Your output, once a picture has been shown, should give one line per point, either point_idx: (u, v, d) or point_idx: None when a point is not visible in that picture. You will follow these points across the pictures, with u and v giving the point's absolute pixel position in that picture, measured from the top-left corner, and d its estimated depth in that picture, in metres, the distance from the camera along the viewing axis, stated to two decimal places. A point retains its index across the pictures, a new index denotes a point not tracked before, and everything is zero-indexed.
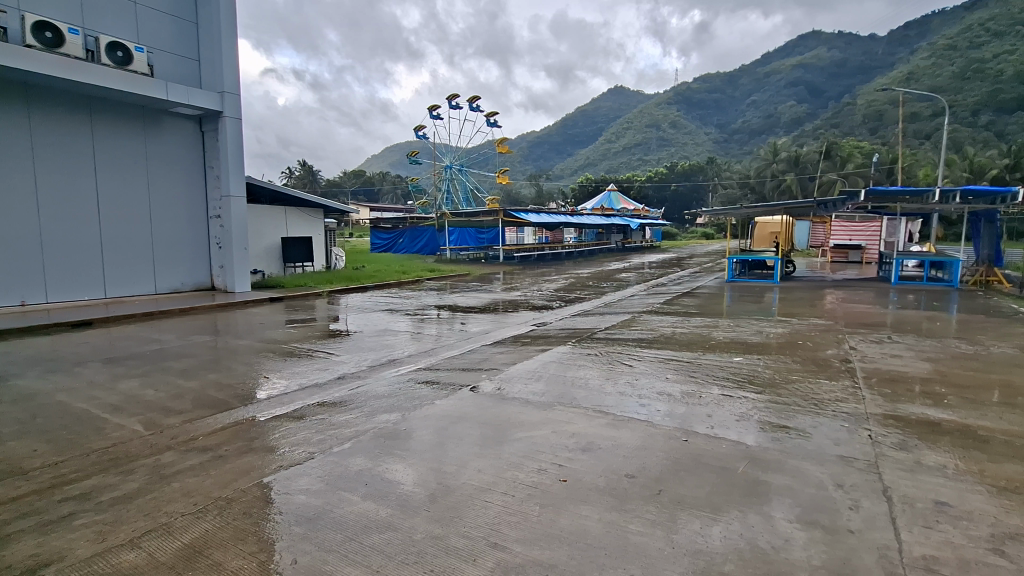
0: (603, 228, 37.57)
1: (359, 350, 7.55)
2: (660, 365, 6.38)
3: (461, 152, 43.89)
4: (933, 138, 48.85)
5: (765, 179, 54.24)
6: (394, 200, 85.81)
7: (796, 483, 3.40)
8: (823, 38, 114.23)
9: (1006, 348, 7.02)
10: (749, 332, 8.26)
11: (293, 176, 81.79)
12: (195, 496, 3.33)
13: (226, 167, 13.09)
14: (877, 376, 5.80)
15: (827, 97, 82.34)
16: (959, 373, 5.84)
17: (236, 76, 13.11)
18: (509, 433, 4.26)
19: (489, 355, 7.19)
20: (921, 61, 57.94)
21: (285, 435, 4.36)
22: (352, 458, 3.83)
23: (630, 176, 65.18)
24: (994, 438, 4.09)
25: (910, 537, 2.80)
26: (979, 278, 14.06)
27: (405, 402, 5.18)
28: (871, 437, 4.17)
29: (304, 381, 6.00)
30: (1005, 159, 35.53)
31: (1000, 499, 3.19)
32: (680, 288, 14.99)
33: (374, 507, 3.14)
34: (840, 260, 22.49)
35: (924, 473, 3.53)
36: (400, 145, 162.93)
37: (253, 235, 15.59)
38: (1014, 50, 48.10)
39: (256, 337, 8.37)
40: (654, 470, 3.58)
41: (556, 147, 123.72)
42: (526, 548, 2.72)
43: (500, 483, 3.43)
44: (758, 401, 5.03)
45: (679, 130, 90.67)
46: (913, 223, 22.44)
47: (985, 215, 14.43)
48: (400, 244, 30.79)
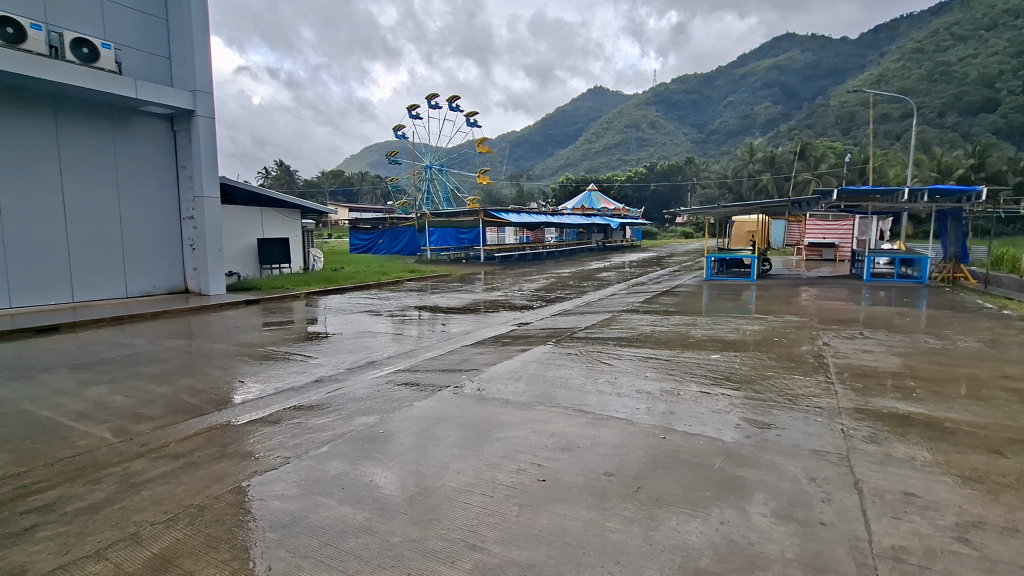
0: (583, 228, 37.77)
1: (338, 352, 7.47)
2: (640, 364, 6.43)
3: (440, 152, 43.68)
4: (902, 138, 50.22)
5: (742, 178, 55.18)
6: (374, 200, 85.00)
7: (772, 478, 3.46)
8: (797, 40, 116.42)
9: (971, 343, 7.26)
10: (726, 330, 8.38)
11: (269, 176, 80.46)
12: (166, 504, 3.25)
13: (199, 168, 12.82)
14: (850, 371, 5.93)
15: (800, 98, 84.15)
16: (928, 368, 6.01)
17: (208, 74, 12.83)
18: (488, 434, 4.24)
19: (470, 355, 7.17)
20: (890, 64, 59.50)
21: (261, 440, 4.29)
22: (329, 462, 3.78)
23: (609, 176, 65.63)
24: (959, 430, 4.21)
25: (880, 528, 2.87)
26: (946, 274, 14.57)
27: (383, 404, 5.13)
28: (843, 431, 4.26)
29: (280, 384, 5.89)
30: (971, 159, 36.66)
31: (965, 488, 3.29)
32: (660, 287, 15.09)
33: (351, 511, 3.11)
34: (815, 258, 22.98)
35: (894, 466, 3.62)
36: (380, 143, 160.66)
37: (228, 236, 15.27)
38: (978, 54, 49.62)
39: (231, 340, 8.22)
40: (633, 468, 3.60)
41: (536, 147, 123.98)
42: (505, 549, 2.71)
43: (479, 484, 3.41)
44: (734, 397, 5.12)
45: (658, 131, 91.64)
46: (884, 221, 22.99)
47: (951, 213, 14.86)
48: (380, 244, 30.56)
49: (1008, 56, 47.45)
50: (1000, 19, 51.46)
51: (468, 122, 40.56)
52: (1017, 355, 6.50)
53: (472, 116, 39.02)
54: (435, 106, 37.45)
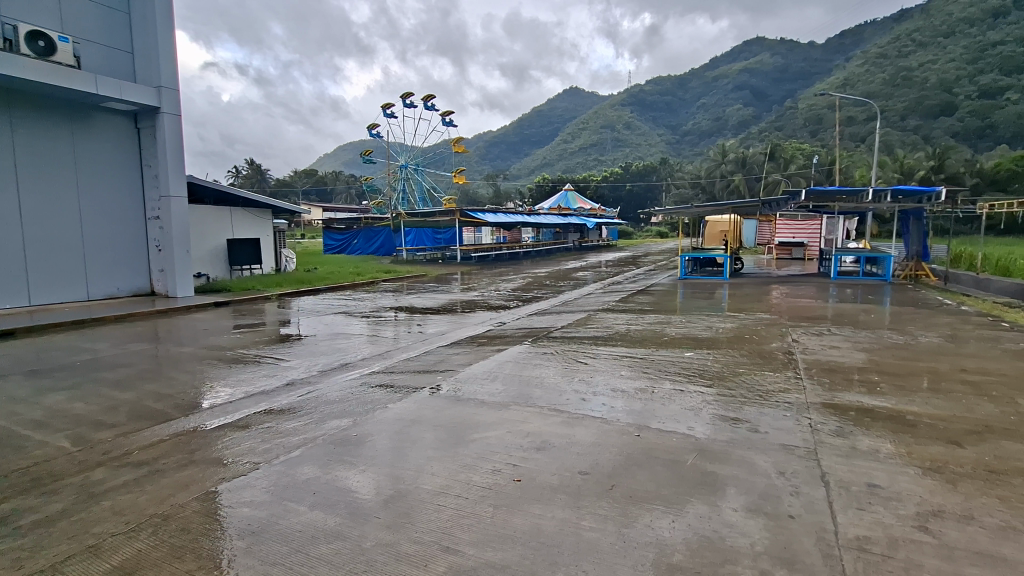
0: (559, 228, 37.98)
1: (311, 355, 7.32)
2: (615, 362, 6.49)
3: (416, 152, 43.30)
4: (867, 141, 51.81)
5: (714, 179, 56.20)
6: (348, 200, 83.79)
7: (743, 473, 3.52)
8: (766, 43, 119.05)
9: (932, 337, 7.54)
10: (699, 328, 8.50)
11: (240, 176, 78.72)
12: (128, 514, 3.14)
13: (165, 166, 12.44)
14: (818, 367, 6.09)
15: (770, 101, 86.37)
16: (891, 362, 6.21)
17: (174, 70, 12.46)
18: (464, 435, 4.22)
19: (446, 356, 7.12)
20: (855, 69, 61.42)
21: (230, 445, 4.18)
22: (300, 467, 3.70)
23: (586, 176, 66.13)
24: (921, 422, 4.36)
25: (845, 519, 2.95)
26: (909, 272, 15.14)
27: (357, 407, 5.05)
28: (812, 425, 4.37)
29: (250, 388, 5.75)
30: (931, 161, 38.03)
31: (926, 479, 3.40)
32: (635, 286, 15.29)
33: (322, 516, 3.05)
34: (785, 258, 23.54)
35: (859, 458, 3.73)
36: (353, 143, 158.65)
37: (196, 237, 14.85)
38: (937, 60, 51.61)
39: (199, 343, 7.99)
40: (607, 466, 3.63)
41: (513, 147, 123.98)
42: (478, 551, 2.70)
43: (454, 485, 3.39)
44: (707, 394, 5.20)
45: (633, 132, 92.72)
46: (850, 221, 23.69)
47: (913, 213, 15.40)
48: (354, 244, 30.19)
49: (965, 62, 49.47)
50: (957, 27, 54.13)
51: (444, 121, 40.34)
52: (973, 349, 6.78)
53: (448, 115, 38.88)
54: (409, 105, 37.06)
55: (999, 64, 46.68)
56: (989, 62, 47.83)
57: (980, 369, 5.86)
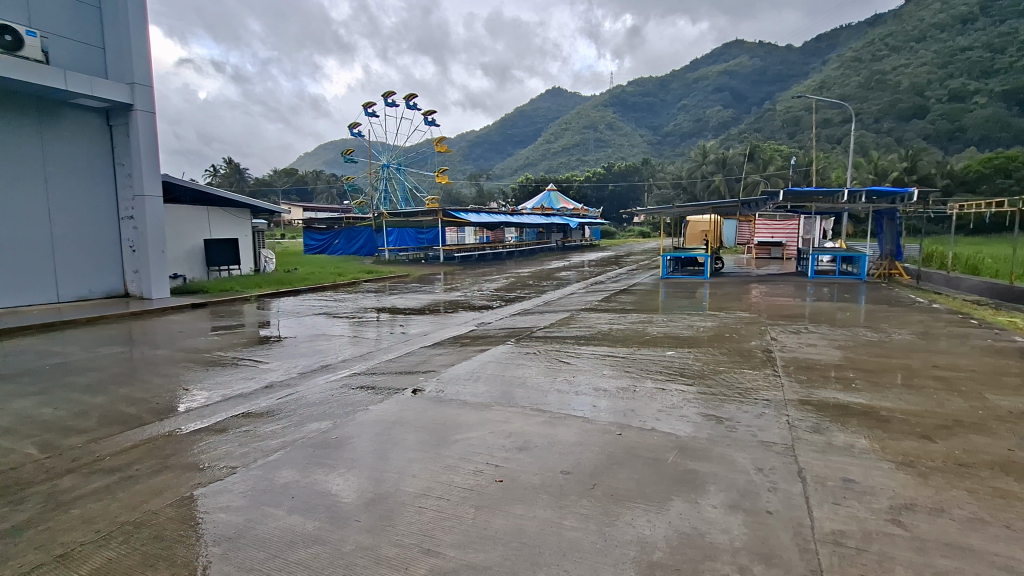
0: (543, 228, 38.10)
1: (291, 357, 7.22)
2: (598, 361, 6.52)
3: (398, 151, 43.01)
4: (843, 143, 52.91)
5: (695, 179, 56.92)
6: (329, 199, 82.76)
7: (723, 470, 3.56)
8: (745, 45, 120.74)
9: (905, 335, 7.73)
10: (681, 327, 8.60)
11: (218, 176, 77.34)
12: (98, 522, 3.05)
13: (139, 165, 12.16)
14: (795, 364, 6.19)
15: (749, 103, 88.03)
16: (865, 359, 6.36)
17: (148, 67, 12.19)
18: (446, 436, 4.20)
19: (429, 356, 7.08)
20: (831, 72, 62.70)
21: (205, 450, 4.09)
22: (278, 471, 3.64)
23: (569, 176, 66.38)
24: (893, 417, 4.47)
25: (821, 514, 3.00)
26: (883, 271, 15.47)
27: (337, 409, 4.99)
28: (789, 421, 4.44)
29: (227, 391, 5.65)
30: (904, 162, 39.01)
31: (900, 473, 3.48)
32: (618, 285, 15.43)
33: (300, 520, 3.00)
34: (764, 257, 23.97)
35: (834, 453, 3.81)
36: (335, 143, 157.19)
37: (171, 237, 14.54)
38: (909, 64, 53.00)
39: (175, 346, 7.81)
40: (589, 465, 3.64)
41: (496, 147, 123.88)
42: (459, 552, 2.68)
43: (435, 488, 3.37)
44: (688, 392, 5.25)
45: (615, 133, 93.37)
46: (827, 221, 24.16)
47: (887, 213, 15.77)
48: (336, 245, 29.87)
49: (935, 66, 50.80)
50: (929, 32, 55.64)
51: (426, 120, 40.11)
52: (945, 346, 6.95)
53: (431, 114, 38.71)
54: (391, 104, 36.73)
55: (968, 69, 48.02)
56: (959, 66, 49.22)
57: (951, 366, 6.01)
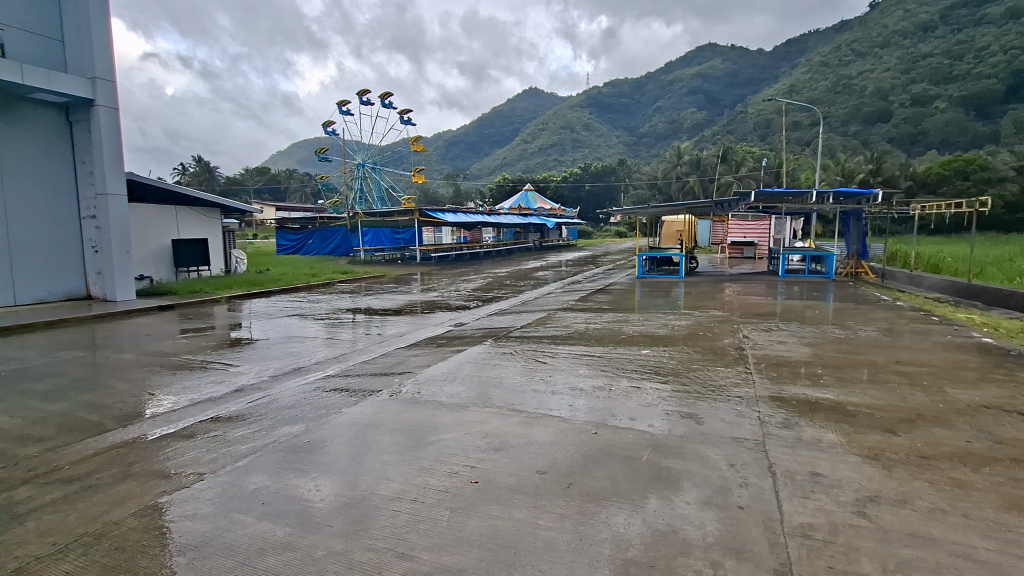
0: (520, 228, 38.22)
1: (262, 359, 7.06)
2: (574, 361, 6.55)
3: (374, 150, 42.57)
4: (811, 145, 54.39)
5: (670, 180, 57.82)
6: (302, 199, 81.30)
7: (696, 467, 3.61)
8: (717, 49, 123.16)
9: (870, 331, 7.99)
10: (656, 325, 8.72)
11: (187, 174, 75.36)
12: (54, 535, 2.93)
13: (101, 163, 11.73)
14: (766, 361, 6.33)
15: (721, 106, 90.07)
16: (832, 356, 6.53)
17: (110, 61, 11.78)
18: (422, 438, 4.16)
19: (405, 358, 7.00)
20: (801, 76, 64.46)
21: (172, 457, 3.97)
22: (248, 476, 3.55)
23: (546, 176, 66.63)
24: (859, 412, 4.60)
25: (791, 508, 3.07)
26: (849, 270, 15.91)
27: (310, 412, 4.90)
28: (761, 417, 4.53)
29: (195, 396, 5.49)
30: (870, 165, 40.36)
31: (868, 467, 3.57)
32: (594, 285, 15.59)
33: (270, 527, 2.94)
34: (736, 257, 24.48)
35: (804, 448, 3.89)
36: (309, 141, 154.91)
37: (137, 237, 14.07)
38: (874, 69, 54.87)
39: (141, 350, 7.57)
40: (565, 465, 3.65)
41: (473, 147, 123.58)
42: (433, 556, 2.65)
43: (410, 490, 3.33)
44: (664, 390, 5.32)
45: (591, 133, 94.25)
46: (797, 222, 24.80)
47: (853, 214, 16.26)
48: (310, 245, 29.39)
49: (899, 72, 52.55)
50: (892, 38, 57.65)
51: (402, 119, 39.75)
52: (908, 342, 7.19)
53: (407, 113, 38.39)
54: (366, 103, 36.24)
55: (929, 75, 49.80)
56: (920, 72, 51.10)
57: (913, 361, 6.23)
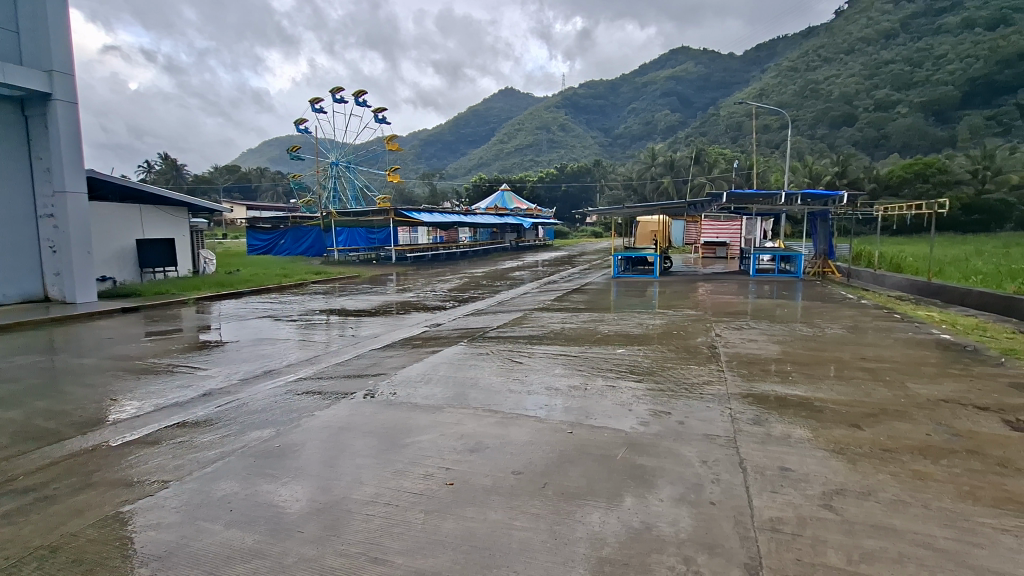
0: (497, 228, 38.24)
1: (233, 362, 6.88)
2: (550, 360, 6.57)
3: (348, 149, 42.00)
4: (780, 148, 55.85)
5: (645, 181, 58.59)
6: (274, 199, 79.76)
7: (669, 464, 3.66)
8: (690, 53, 125.62)
9: (836, 329, 8.24)
10: (631, 325, 8.82)
11: (153, 172, 73.11)
12: (8, 548, 2.81)
13: (59, 160, 11.27)
14: (737, 359, 6.46)
15: (694, 108, 91.91)
16: (801, 353, 6.70)
17: (68, 53, 11.35)
18: (397, 440, 4.11)
19: (379, 359, 6.92)
20: (770, 81, 66.16)
21: (135, 464, 3.83)
22: (217, 483, 3.45)
23: (522, 176, 66.76)
24: (825, 407, 4.72)
25: (761, 503, 3.13)
26: (817, 270, 16.36)
27: (282, 415, 4.79)
28: (732, 414, 4.62)
29: (160, 401, 5.32)
30: (836, 167, 41.59)
31: (836, 461, 3.67)
32: (571, 284, 15.73)
33: (239, 534, 2.86)
34: (709, 256, 24.93)
35: (773, 443, 3.98)
36: (282, 139, 152.02)
37: (98, 237, 13.57)
38: (840, 74, 56.65)
39: (103, 354, 7.30)
40: (541, 464, 3.65)
41: (449, 146, 123.02)
42: (408, 559, 2.62)
43: (384, 494, 3.28)
44: (638, 389, 5.39)
45: (567, 134, 94.98)
46: (767, 222, 25.41)
47: (820, 215, 16.74)
48: (282, 245, 28.84)
49: (862, 78, 54.37)
50: (856, 45, 59.64)
51: (377, 118, 39.20)
52: (871, 339, 7.45)
53: (381, 111, 37.94)
54: (340, 100, 35.67)
55: (891, 81, 51.64)
56: (883, 78, 53.00)
57: (877, 357, 6.44)
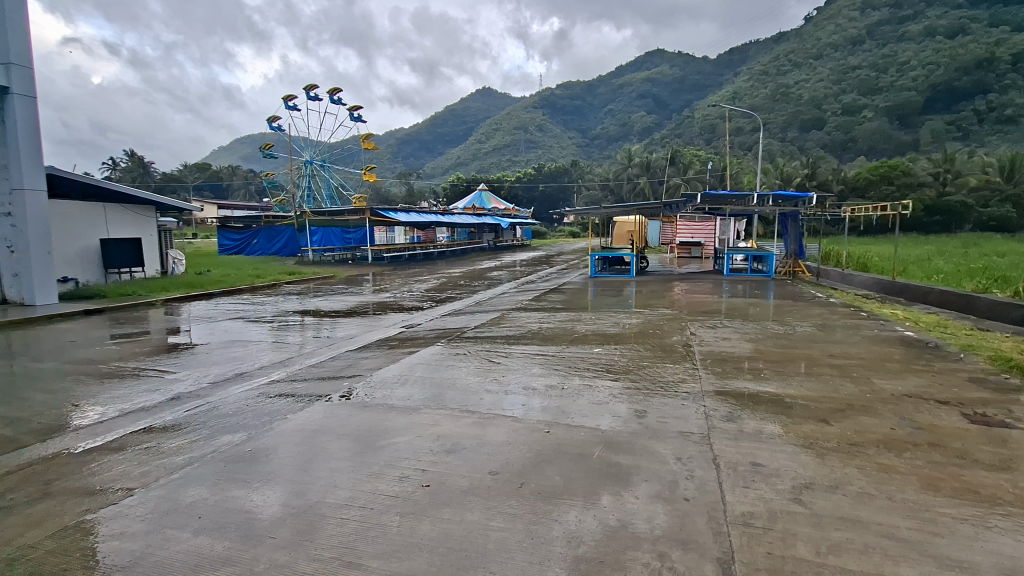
0: (474, 228, 38.19)
1: (203, 365, 6.71)
2: (528, 360, 6.57)
3: (323, 147, 41.39)
4: (753, 150, 57.08)
5: (621, 181, 59.15)
6: (246, 198, 78.02)
7: (645, 461, 3.70)
8: (665, 55, 127.54)
9: (806, 327, 8.45)
10: (608, 324, 8.89)
11: (118, 170, 70.71)
12: None
13: (16, 156, 10.80)
14: (711, 357, 6.57)
15: (670, 110, 93.42)
16: (773, 351, 6.85)
17: (26, 45, 10.91)
18: (373, 442, 4.06)
19: (355, 360, 6.82)
20: (742, 84, 67.57)
21: (97, 472, 3.69)
22: (185, 490, 3.36)
23: (500, 176, 66.72)
24: (795, 404, 4.84)
25: (733, 498, 3.19)
26: (788, 269, 16.76)
27: (254, 419, 4.69)
28: (706, 411, 4.69)
29: (125, 405, 5.15)
30: (806, 169, 42.77)
31: (806, 455, 3.77)
32: (548, 284, 15.81)
33: (208, 541, 2.79)
34: (684, 256, 25.31)
35: (745, 439, 4.06)
36: (255, 137, 148.87)
37: (60, 237, 13.07)
38: (809, 79, 58.22)
39: (64, 358, 7.02)
40: (518, 464, 3.66)
41: (426, 145, 122.20)
42: (383, 563, 2.59)
43: (358, 497, 3.23)
44: (615, 387, 5.43)
45: (545, 134, 95.38)
46: (740, 223, 25.91)
47: (791, 216, 17.14)
48: (254, 245, 28.29)
49: (831, 82, 55.94)
50: (824, 51, 61.36)
51: (353, 115, 38.65)
52: (840, 336, 7.66)
53: (356, 109, 37.48)
54: (313, 97, 35.08)
55: (857, 86, 53.28)
56: (850, 83, 54.66)
57: (845, 354, 6.62)
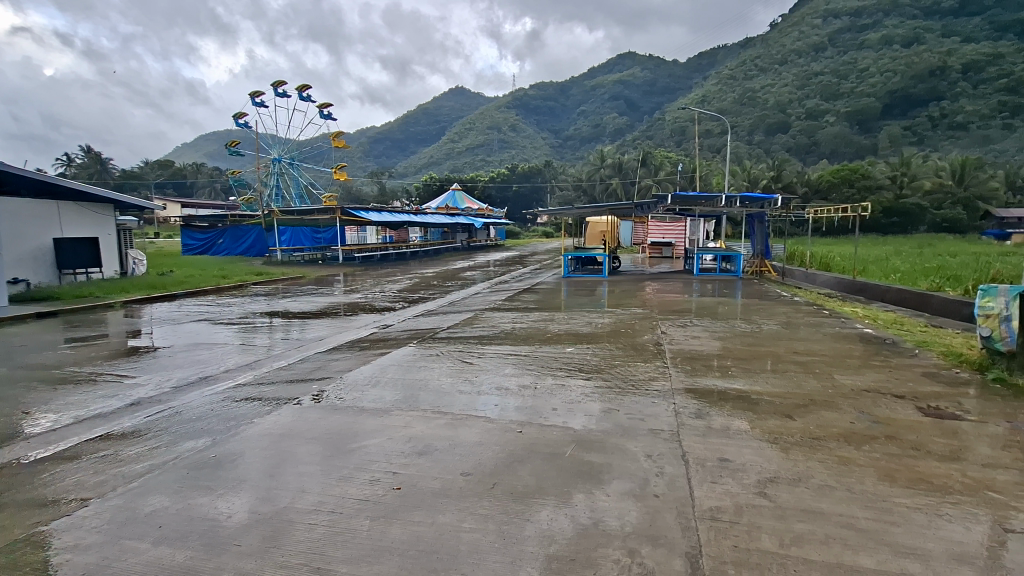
0: (448, 227, 37.97)
1: (165, 369, 6.49)
2: (500, 360, 6.56)
3: (291, 145, 40.49)
4: (721, 152, 58.33)
5: (594, 182, 59.64)
6: (211, 196, 75.68)
7: (617, 460, 3.74)
8: (636, 58, 129.40)
9: (772, 325, 8.69)
10: (581, 324, 8.95)
11: (73, 166, 67.69)
12: None
13: None
14: (681, 355, 6.69)
15: (641, 112, 94.66)
16: (740, 348, 7.01)
17: None
18: (343, 446, 3.99)
19: (325, 362, 6.71)
20: (711, 87, 69.00)
21: (48, 483, 3.52)
22: (146, 498, 3.24)
23: (473, 176, 66.40)
24: (761, 400, 4.97)
25: (702, 493, 3.26)
26: (755, 269, 17.19)
27: (219, 423, 4.57)
28: (676, 409, 4.77)
29: (81, 413, 4.94)
30: (772, 172, 43.94)
31: (771, 450, 3.87)
32: (521, 284, 15.81)
33: (169, 551, 2.70)
34: (656, 256, 25.65)
35: (713, 435, 4.15)
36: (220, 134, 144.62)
37: (9, 236, 12.44)
38: (774, 84, 59.84)
39: (14, 363, 6.69)
40: (490, 465, 3.64)
41: (398, 144, 120.91)
42: (352, 568, 2.56)
43: (328, 502, 3.18)
44: (587, 387, 5.47)
45: (518, 134, 95.49)
46: (708, 223, 26.41)
47: (758, 217, 17.57)
48: (220, 244, 27.51)
49: (795, 87, 57.62)
50: (789, 57, 63.18)
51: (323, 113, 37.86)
52: (804, 334, 7.90)
53: (326, 106, 36.75)
54: (281, 94, 34.27)
55: (820, 91, 54.97)
56: (813, 88, 56.45)
57: (807, 351, 6.84)
